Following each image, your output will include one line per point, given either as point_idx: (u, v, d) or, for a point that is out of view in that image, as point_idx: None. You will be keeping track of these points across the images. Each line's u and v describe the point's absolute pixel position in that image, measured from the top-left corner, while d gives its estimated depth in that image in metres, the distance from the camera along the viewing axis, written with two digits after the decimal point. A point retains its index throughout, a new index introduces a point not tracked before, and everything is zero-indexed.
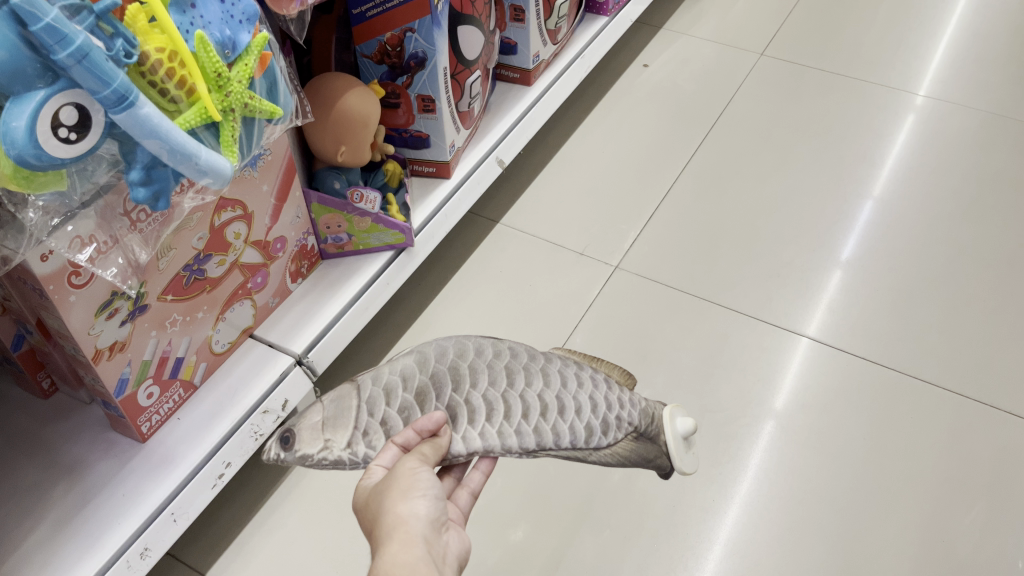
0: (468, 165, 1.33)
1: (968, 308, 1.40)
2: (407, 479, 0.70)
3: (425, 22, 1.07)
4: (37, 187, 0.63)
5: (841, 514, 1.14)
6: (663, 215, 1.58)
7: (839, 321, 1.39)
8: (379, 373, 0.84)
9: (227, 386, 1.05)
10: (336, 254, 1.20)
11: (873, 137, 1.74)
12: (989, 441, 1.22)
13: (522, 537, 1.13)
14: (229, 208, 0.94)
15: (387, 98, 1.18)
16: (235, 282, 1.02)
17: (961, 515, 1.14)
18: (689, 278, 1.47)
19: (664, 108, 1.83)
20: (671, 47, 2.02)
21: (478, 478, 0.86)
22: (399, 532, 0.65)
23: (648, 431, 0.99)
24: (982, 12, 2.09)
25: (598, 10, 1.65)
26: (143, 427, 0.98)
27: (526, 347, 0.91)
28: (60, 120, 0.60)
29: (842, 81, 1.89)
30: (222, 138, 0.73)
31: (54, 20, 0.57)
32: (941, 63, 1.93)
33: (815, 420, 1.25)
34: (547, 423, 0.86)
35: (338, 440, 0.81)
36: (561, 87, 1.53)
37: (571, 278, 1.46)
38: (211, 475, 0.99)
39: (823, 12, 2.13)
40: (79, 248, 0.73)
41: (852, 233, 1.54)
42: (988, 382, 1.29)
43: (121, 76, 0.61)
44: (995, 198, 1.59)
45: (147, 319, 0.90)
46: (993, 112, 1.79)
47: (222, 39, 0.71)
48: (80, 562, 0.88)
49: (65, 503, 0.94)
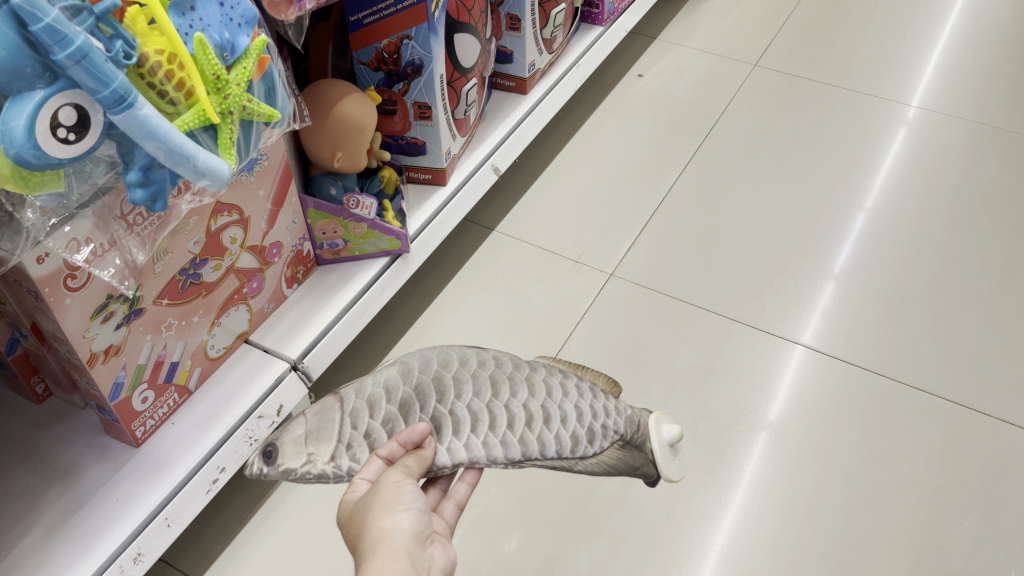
0: (463, 172, 1.33)
1: (961, 317, 1.41)
2: (390, 492, 0.69)
3: (421, 29, 1.08)
4: (35, 187, 0.63)
5: (834, 521, 1.15)
6: (658, 223, 1.59)
7: (832, 329, 1.39)
8: (362, 385, 0.84)
9: (221, 391, 1.04)
10: (332, 260, 1.20)
11: (866, 147, 1.76)
12: (983, 449, 1.22)
13: (516, 547, 1.13)
14: (225, 213, 0.94)
15: (384, 105, 1.19)
16: (231, 287, 1.02)
17: (955, 523, 1.14)
18: (684, 286, 1.47)
19: (659, 117, 1.84)
20: (666, 58, 2.03)
21: (464, 489, 0.86)
22: (383, 546, 0.65)
23: (633, 439, 0.98)
24: (972, 24, 2.12)
25: (594, 20, 1.66)
26: (137, 431, 0.98)
27: (511, 356, 0.91)
28: (59, 120, 0.60)
29: (835, 92, 1.91)
30: (220, 141, 0.74)
31: (54, 21, 0.58)
32: (934, 74, 1.95)
33: (809, 428, 1.25)
34: (532, 433, 0.86)
35: (322, 453, 0.81)
36: (556, 96, 1.54)
37: (566, 286, 1.46)
38: (206, 480, 0.99)
39: (816, 24, 2.15)
40: (76, 249, 0.73)
41: (846, 242, 1.55)
42: (981, 390, 1.30)
43: (120, 77, 0.61)
44: (986, 208, 1.61)
45: (142, 323, 0.89)
46: (985, 122, 1.81)
47: (221, 41, 0.71)
48: (75, 566, 0.88)
49: (57, 508, 0.93)
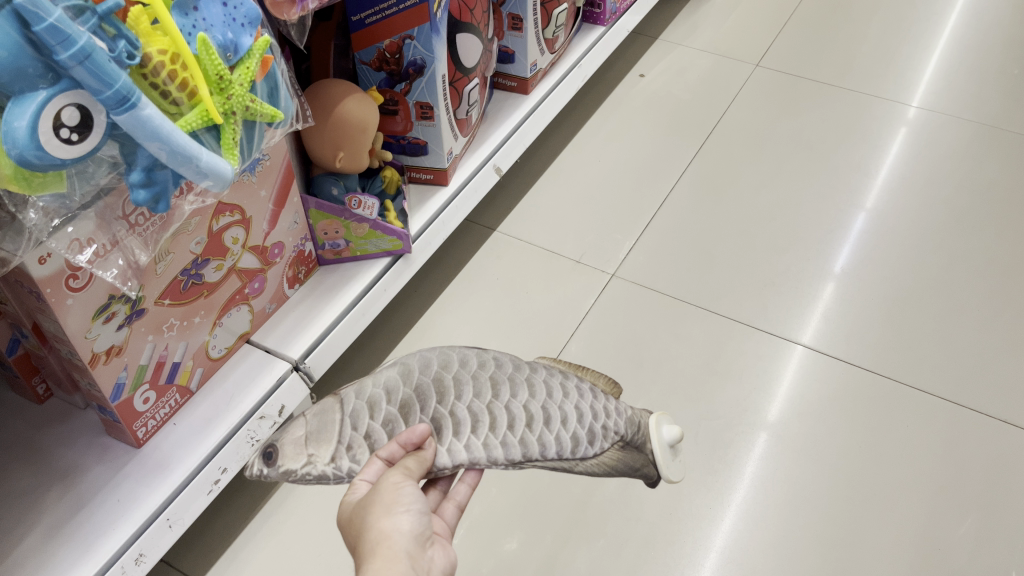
0: (465, 172, 1.33)
1: (962, 317, 1.41)
2: (390, 494, 0.69)
3: (424, 29, 1.08)
4: (37, 187, 0.63)
5: (835, 521, 1.15)
6: (659, 224, 1.59)
7: (833, 330, 1.39)
8: (362, 386, 0.83)
9: (222, 392, 1.04)
10: (333, 260, 1.20)
11: (867, 147, 1.76)
12: (984, 450, 1.22)
13: (516, 547, 1.13)
14: (227, 213, 0.94)
15: (386, 105, 1.19)
16: (233, 287, 1.02)
17: (955, 525, 1.14)
18: (685, 286, 1.47)
19: (660, 117, 1.84)
20: (667, 58, 2.03)
21: (464, 490, 0.85)
22: (382, 547, 0.64)
23: (634, 440, 0.98)
24: (973, 25, 2.12)
25: (596, 20, 1.66)
26: (139, 432, 0.97)
27: (511, 357, 0.91)
28: (61, 120, 0.60)
29: (836, 92, 1.91)
30: (223, 141, 0.73)
31: (57, 21, 0.57)
32: (934, 74, 1.95)
33: (810, 429, 1.25)
34: (532, 433, 0.86)
35: (322, 454, 0.81)
36: (558, 96, 1.54)
37: (568, 287, 1.46)
38: (207, 481, 0.99)
39: (818, 24, 2.15)
40: (79, 249, 0.72)
41: (847, 242, 1.55)
42: (982, 391, 1.30)
43: (123, 78, 0.61)
44: (986, 208, 1.61)
45: (144, 324, 0.89)
46: (985, 123, 1.81)
47: (224, 41, 0.71)
48: (76, 566, 0.87)
49: (59, 508, 0.93)
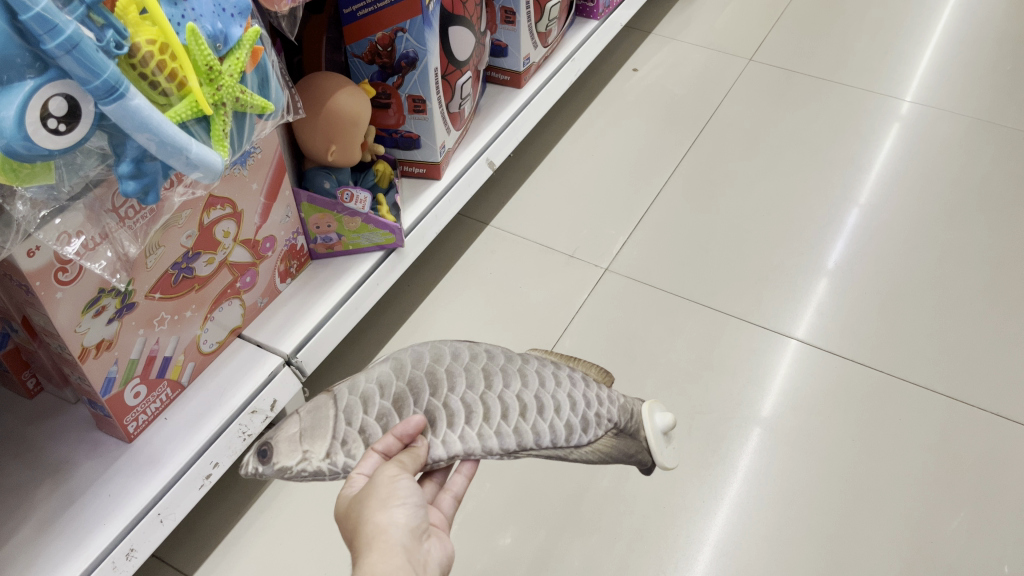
0: (458, 166, 1.33)
1: (955, 311, 1.41)
2: (386, 487, 0.69)
3: (416, 22, 1.07)
4: (25, 179, 0.62)
5: (829, 515, 1.15)
6: (652, 218, 1.59)
7: (826, 323, 1.40)
8: (355, 382, 0.84)
9: (214, 385, 1.04)
10: (325, 255, 1.19)
11: (861, 142, 1.76)
12: (976, 443, 1.23)
13: (510, 542, 1.13)
14: (218, 207, 0.93)
15: (378, 98, 1.18)
16: (224, 281, 1.01)
17: (949, 517, 1.14)
18: (679, 280, 1.47)
19: (653, 111, 1.84)
20: (661, 53, 2.02)
21: (461, 481, 0.84)
22: (379, 541, 0.64)
23: (627, 428, 0.98)
24: (966, 19, 2.12)
25: (589, 14, 1.66)
26: (129, 427, 0.97)
27: (503, 349, 0.91)
28: (49, 111, 0.59)
29: (829, 86, 1.91)
30: (213, 133, 0.73)
31: (44, 10, 0.57)
32: (928, 69, 1.96)
33: (804, 422, 1.26)
34: (526, 422, 0.86)
35: (316, 450, 0.80)
36: (551, 90, 1.53)
37: (561, 281, 1.46)
38: (198, 475, 0.98)
39: (812, 18, 2.15)
40: (67, 242, 0.72)
41: (839, 236, 1.55)
42: (976, 385, 1.30)
43: (111, 67, 0.60)
44: (980, 202, 1.61)
45: (134, 317, 0.89)
46: (978, 117, 1.82)
47: (214, 32, 0.71)
48: (66, 562, 0.87)
49: (49, 504, 0.93)
